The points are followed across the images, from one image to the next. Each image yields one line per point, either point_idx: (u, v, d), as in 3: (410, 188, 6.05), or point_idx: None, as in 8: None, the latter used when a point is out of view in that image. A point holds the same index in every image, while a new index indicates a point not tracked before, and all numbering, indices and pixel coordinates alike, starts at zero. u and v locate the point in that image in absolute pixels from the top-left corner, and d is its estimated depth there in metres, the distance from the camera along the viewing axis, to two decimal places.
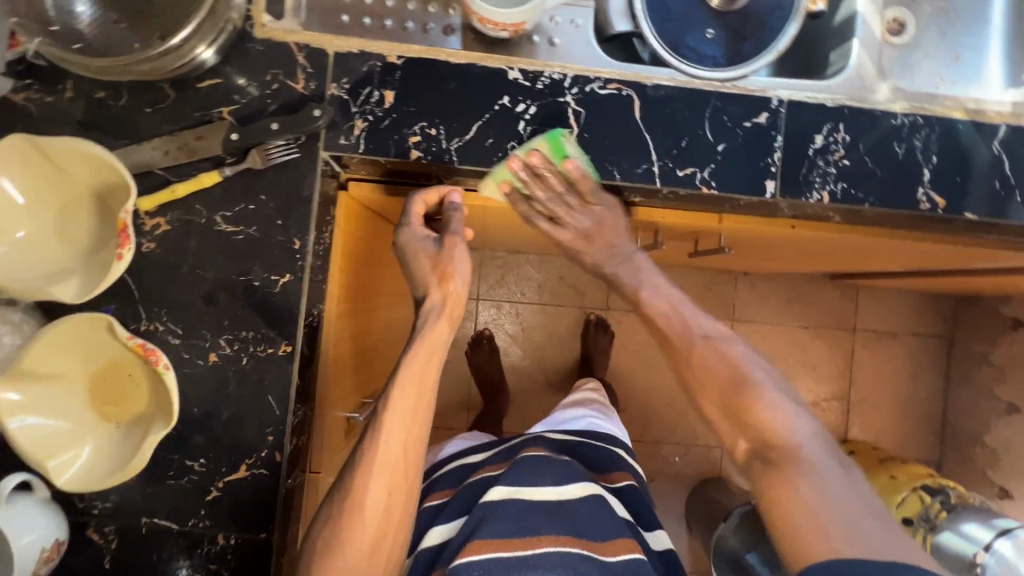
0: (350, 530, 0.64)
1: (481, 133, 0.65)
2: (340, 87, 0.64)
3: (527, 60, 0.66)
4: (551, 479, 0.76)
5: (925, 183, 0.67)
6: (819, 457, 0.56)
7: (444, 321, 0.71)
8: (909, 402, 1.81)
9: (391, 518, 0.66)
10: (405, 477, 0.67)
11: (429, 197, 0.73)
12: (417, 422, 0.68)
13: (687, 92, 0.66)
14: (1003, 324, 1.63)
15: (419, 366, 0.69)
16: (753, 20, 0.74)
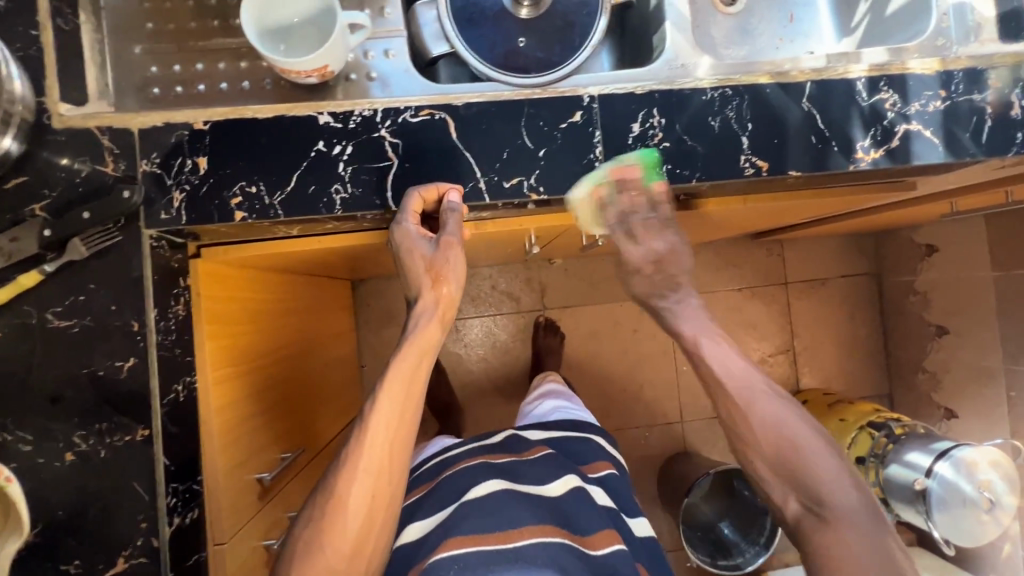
0: (331, 532, 0.61)
1: (303, 182, 0.65)
2: (151, 163, 0.64)
3: (336, 102, 0.66)
4: (532, 481, 0.83)
5: (745, 150, 0.70)
6: (856, 513, 0.62)
7: (438, 322, 0.68)
8: (852, 341, 1.86)
9: (373, 522, 0.63)
10: (391, 480, 0.64)
11: (427, 193, 0.66)
12: (406, 420, 0.65)
13: (498, 105, 0.67)
14: (918, 251, 1.69)
15: (409, 364, 0.67)
16: (563, 21, 0.76)
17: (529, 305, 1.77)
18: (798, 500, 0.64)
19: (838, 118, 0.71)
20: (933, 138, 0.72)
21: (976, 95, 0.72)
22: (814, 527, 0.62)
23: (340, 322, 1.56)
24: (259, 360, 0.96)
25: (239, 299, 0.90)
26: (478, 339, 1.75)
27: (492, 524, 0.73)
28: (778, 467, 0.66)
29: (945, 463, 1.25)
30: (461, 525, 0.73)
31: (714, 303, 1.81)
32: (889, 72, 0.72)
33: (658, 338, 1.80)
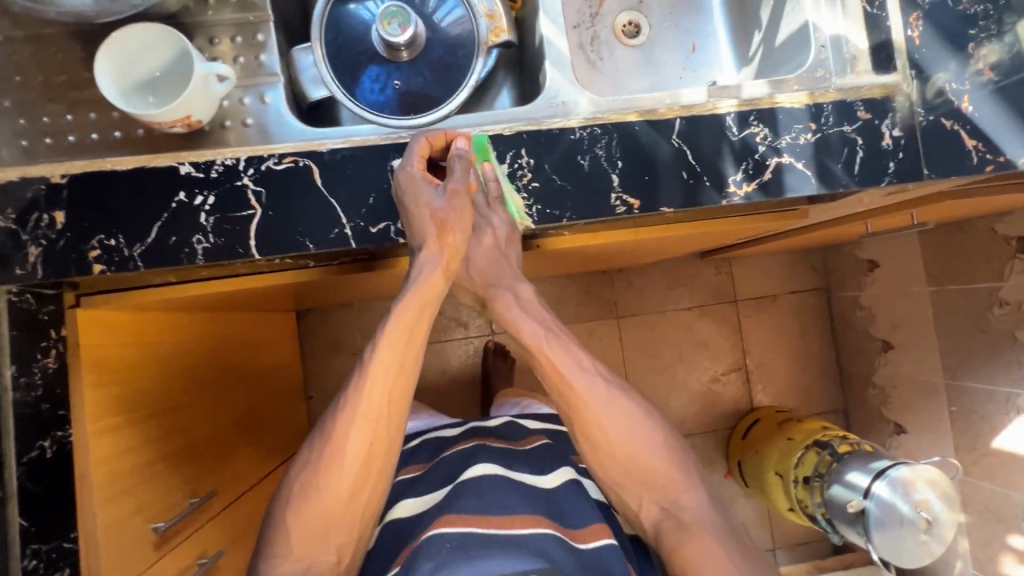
0: (328, 474, 0.71)
1: (163, 233, 0.65)
2: (6, 219, 0.64)
3: (197, 152, 0.66)
4: (531, 468, 0.94)
5: (616, 188, 0.70)
6: (694, 501, 0.75)
7: (438, 274, 0.71)
8: (805, 356, 1.86)
9: (369, 468, 0.72)
10: (387, 427, 0.72)
11: (434, 138, 0.69)
12: (406, 366, 0.72)
13: (364, 150, 0.67)
14: (862, 266, 1.69)
15: (410, 317, 0.71)
16: (443, 62, 0.78)
17: (478, 331, 1.76)
18: (652, 500, 0.76)
19: (709, 153, 0.71)
20: (806, 170, 0.72)
21: (847, 127, 0.73)
22: (674, 532, 0.73)
23: (282, 354, 1.54)
24: (172, 403, 0.95)
25: (152, 341, 0.90)
26: (427, 365, 1.74)
27: (489, 508, 0.81)
28: (631, 474, 0.76)
29: (883, 482, 1.25)
30: (458, 509, 0.80)
31: (664, 322, 1.81)
32: (760, 106, 0.72)
33: (609, 360, 1.79)
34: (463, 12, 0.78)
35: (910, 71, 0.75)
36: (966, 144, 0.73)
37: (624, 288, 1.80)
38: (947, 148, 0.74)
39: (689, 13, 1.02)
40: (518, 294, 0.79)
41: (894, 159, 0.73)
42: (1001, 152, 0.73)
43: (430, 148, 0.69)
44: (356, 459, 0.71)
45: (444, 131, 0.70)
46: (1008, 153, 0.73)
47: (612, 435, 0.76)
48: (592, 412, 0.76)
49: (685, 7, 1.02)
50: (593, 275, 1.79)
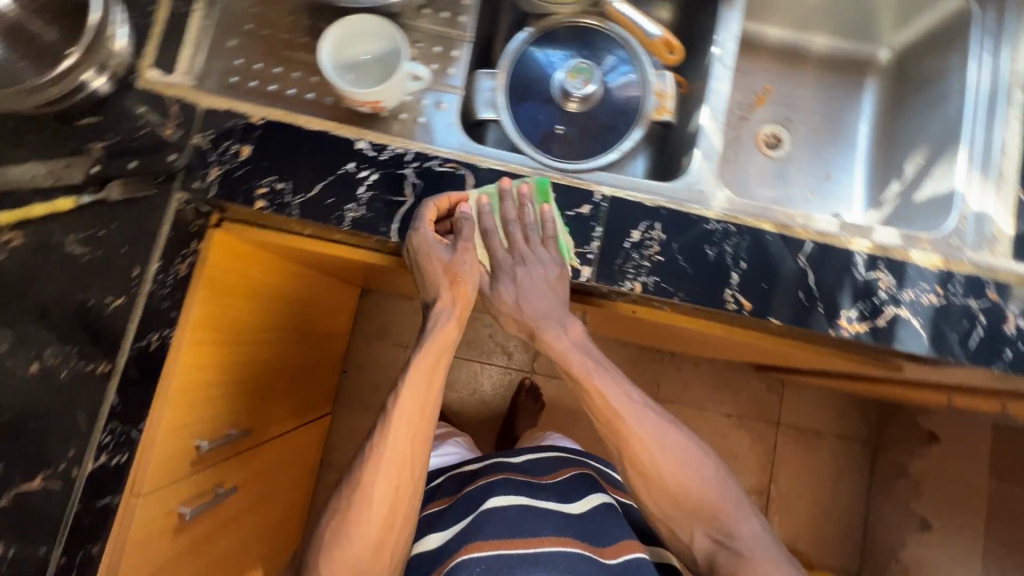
0: (355, 521, 0.73)
1: (323, 192, 0.71)
2: (203, 138, 0.72)
3: (377, 134, 0.74)
4: (557, 495, 0.94)
5: (732, 286, 0.72)
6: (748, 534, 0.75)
7: (452, 322, 0.75)
8: (831, 505, 1.77)
9: (396, 515, 0.74)
10: (412, 475, 0.75)
11: (440, 203, 0.72)
12: (425, 413, 0.75)
13: (515, 177, 0.74)
14: (919, 434, 1.62)
15: (428, 364, 0.76)
16: (603, 122, 0.84)
17: (518, 364, 1.78)
18: (704, 534, 0.76)
19: (831, 282, 0.73)
20: (920, 329, 0.72)
21: (972, 301, 0.74)
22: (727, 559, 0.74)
23: (336, 326, 1.59)
24: (249, 337, 1.01)
25: (239, 294, 0.93)
26: (459, 380, 1.77)
27: (512, 531, 0.85)
28: (679, 506, 0.76)
29: None
30: (481, 534, 0.85)
31: (699, 420, 1.78)
32: (890, 255, 0.74)
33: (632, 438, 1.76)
34: (635, 81, 0.84)
35: None
36: None
37: (670, 373, 1.79)
38: None
39: (833, 144, 1.05)
40: (568, 327, 0.75)
41: (1014, 346, 0.72)
42: None
43: (437, 211, 0.72)
44: (382, 506, 0.73)
45: (448, 194, 0.73)
46: None
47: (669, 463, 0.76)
48: (652, 451, 0.76)
49: (832, 137, 1.05)
50: (645, 350, 1.79)
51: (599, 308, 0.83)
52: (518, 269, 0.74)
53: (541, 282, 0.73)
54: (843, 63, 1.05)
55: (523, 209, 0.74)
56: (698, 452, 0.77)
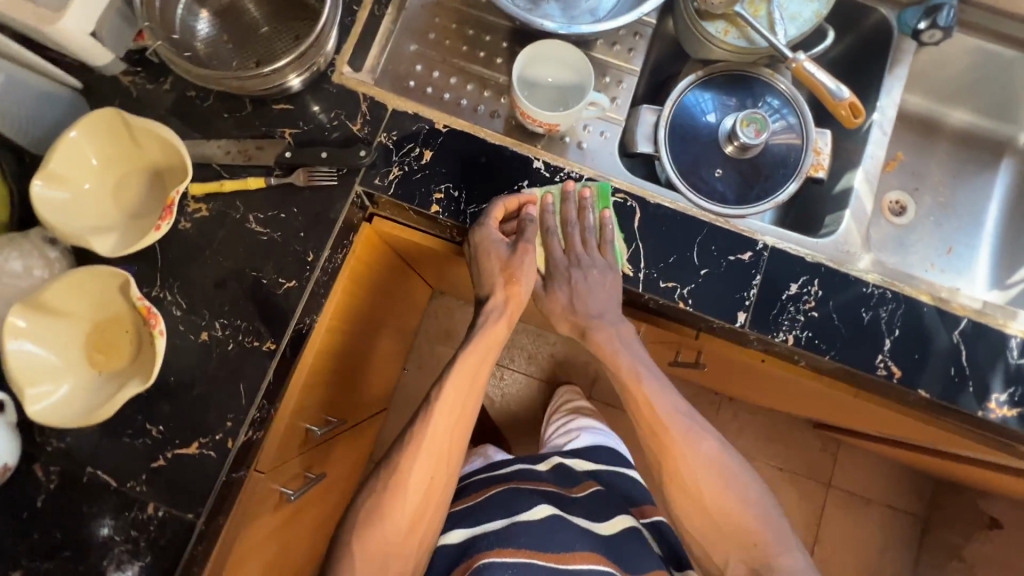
0: (391, 503, 0.69)
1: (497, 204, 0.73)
2: (388, 138, 0.74)
3: (552, 155, 0.76)
4: (587, 513, 0.82)
5: (884, 352, 0.73)
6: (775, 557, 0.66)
7: (503, 322, 0.75)
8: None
9: (430, 500, 0.70)
10: (447, 464, 0.72)
11: (509, 203, 0.72)
12: (466, 405, 0.74)
13: (683, 216, 0.74)
14: (977, 518, 1.54)
15: (475, 360, 0.74)
16: (760, 170, 0.84)
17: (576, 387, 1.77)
18: (739, 558, 0.68)
19: (983, 363, 0.73)
20: None
21: None
22: None
23: (409, 325, 1.59)
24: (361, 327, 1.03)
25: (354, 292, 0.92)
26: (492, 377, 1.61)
27: (545, 543, 0.74)
28: (719, 513, 0.69)
29: None
30: (514, 539, 0.74)
31: None
32: None
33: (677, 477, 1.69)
34: (787, 127, 0.86)
35: None
36: None
37: (726, 417, 1.78)
38: None
39: (958, 220, 1.05)
40: (621, 329, 0.75)
41: None
42: None
43: (503, 210, 0.72)
44: (415, 493, 0.70)
45: (517, 194, 0.73)
46: None
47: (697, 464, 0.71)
48: (692, 449, 0.71)
49: (957, 212, 1.05)
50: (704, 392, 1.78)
51: (723, 347, 0.82)
52: (574, 272, 0.74)
53: (601, 278, 0.73)
54: (979, 141, 1.05)
55: (582, 212, 0.74)
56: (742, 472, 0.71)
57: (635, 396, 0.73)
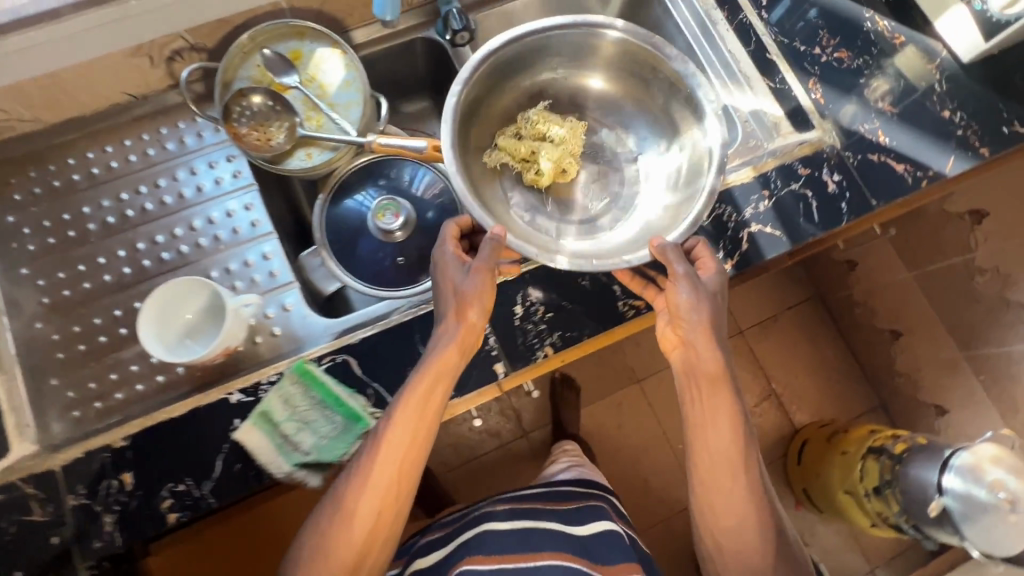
0: (333, 543, 0.62)
1: (228, 462, 0.67)
2: (79, 495, 0.66)
3: (243, 378, 0.71)
4: (565, 518, 0.86)
5: (620, 295, 0.77)
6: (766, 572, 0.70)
7: (453, 349, 0.65)
8: (842, 411, 1.71)
9: (375, 537, 0.63)
10: (398, 500, 0.63)
11: (461, 223, 0.74)
12: (413, 449, 0.64)
13: (391, 331, 0.74)
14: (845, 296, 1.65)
15: (420, 392, 0.64)
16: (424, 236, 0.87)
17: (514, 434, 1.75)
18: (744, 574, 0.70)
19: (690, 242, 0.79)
20: (775, 232, 0.81)
21: (794, 185, 0.83)
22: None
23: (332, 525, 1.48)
24: None
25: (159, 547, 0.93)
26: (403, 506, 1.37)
27: (520, 547, 0.78)
28: (716, 472, 0.70)
29: (951, 475, 1.08)
30: (486, 546, 0.78)
31: None
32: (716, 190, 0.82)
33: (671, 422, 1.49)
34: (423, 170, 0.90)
35: (827, 125, 0.86)
36: (898, 169, 0.84)
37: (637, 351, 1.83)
38: (882, 175, 0.84)
39: None
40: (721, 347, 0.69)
41: (844, 199, 0.83)
42: (928, 167, 0.84)
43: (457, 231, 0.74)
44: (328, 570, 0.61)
45: (460, 227, 0.74)
46: (935, 166, 0.85)
47: (730, 475, 0.70)
48: (733, 463, 0.70)
49: None
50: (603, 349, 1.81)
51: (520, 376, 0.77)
52: (699, 284, 0.69)
53: (711, 300, 0.69)
54: None
55: (288, 384, 0.69)
56: (743, 463, 0.70)
57: (694, 377, 0.70)
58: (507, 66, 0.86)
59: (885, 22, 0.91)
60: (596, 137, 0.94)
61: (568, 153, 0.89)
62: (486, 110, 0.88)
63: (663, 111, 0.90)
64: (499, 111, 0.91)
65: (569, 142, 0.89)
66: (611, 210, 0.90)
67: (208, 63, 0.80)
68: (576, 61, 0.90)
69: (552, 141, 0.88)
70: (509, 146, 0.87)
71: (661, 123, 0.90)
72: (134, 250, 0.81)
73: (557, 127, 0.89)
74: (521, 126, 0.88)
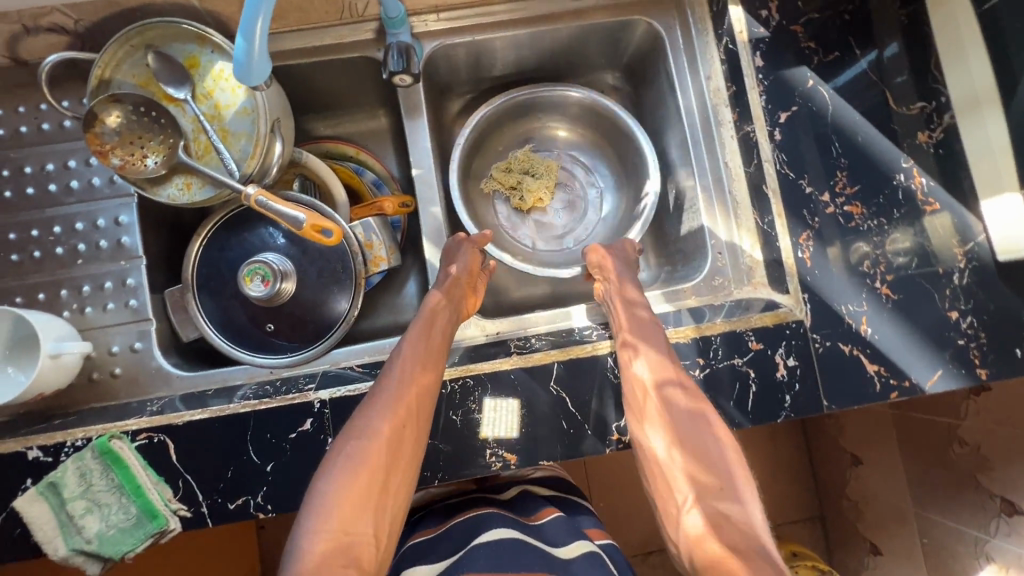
0: (358, 441, 0.54)
1: (8, 525, 0.61)
2: None
3: (49, 432, 0.64)
4: (542, 536, 0.71)
5: (490, 443, 0.66)
6: (727, 487, 0.53)
7: (441, 292, 0.70)
8: (777, 510, 1.30)
9: (397, 441, 0.55)
10: (414, 410, 0.58)
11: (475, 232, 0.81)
12: (429, 363, 0.62)
13: (222, 419, 0.65)
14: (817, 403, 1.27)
15: (426, 320, 0.67)
16: (307, 302, 0.76)
17: None
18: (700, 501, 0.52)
19: (589, 401, 0.67)
20: None
21: (736, 360, 0.69)
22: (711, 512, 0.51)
23: None
24: None
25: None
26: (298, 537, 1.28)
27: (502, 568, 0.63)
28: (669, 456, 0.57)
29: None
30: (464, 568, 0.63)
31: None
32: None
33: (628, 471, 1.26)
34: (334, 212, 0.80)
35: (803, 293, 0.71)
36: (868, 370, 0.69)
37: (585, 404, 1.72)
38: (847, 375, 0.69)
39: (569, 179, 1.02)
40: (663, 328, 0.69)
41: (790, 391, 0.69)
42: (905, 376, 0.69)
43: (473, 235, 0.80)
44: (343, 486, 0.51)
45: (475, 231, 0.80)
46: (914, 377, 0.69)
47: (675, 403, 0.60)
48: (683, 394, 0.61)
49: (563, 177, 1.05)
50: None
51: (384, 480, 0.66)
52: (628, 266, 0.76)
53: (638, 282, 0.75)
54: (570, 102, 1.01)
55: (88, 458, 0.63)
56: (703, 418, 0.58)
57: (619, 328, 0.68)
58: (500, 117, 0.93)
59: (923, 179, 0.73)
60: (569, 173, 0.98)
61: (545, 184, 0.95)
62: (483, 150, 0.95)
63: (626, 165, 0.95)
64: (500, 145, 0.97)
65: (546, 174, 0.95)
66: (575, 234, 0.96)
67: (71, 53, 0.65)
68: (552, 108, 0.94)
69: (535, 175, 0.94)
70: (501, 178, 0.94)
71: (619, 167, 0.96)
72: None
73: (537, 162, 0.95)
74: (511, 162, 0.95)
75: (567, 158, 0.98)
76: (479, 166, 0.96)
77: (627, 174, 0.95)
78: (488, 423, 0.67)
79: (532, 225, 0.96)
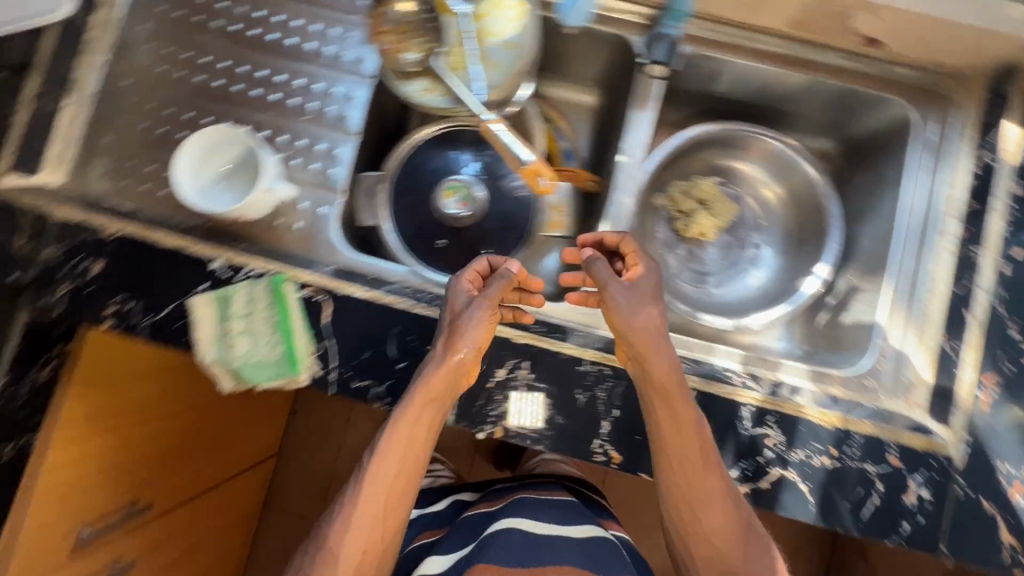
0: (344, 522, 0.61)
1: (173, 314, 0.68)
2: (56, 251, 0.69)
3: (238, 253, 0.70)
4: (556, 518, 0.77)
5: (602, 435, 0.67)
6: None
7: (443, 349, 0.63)
8: None
9: (381, 518, 0.61)
10: (400, 490, 0.62)
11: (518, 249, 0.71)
12: (410, 450, 0.62)
13: (379, 307, 0.69)
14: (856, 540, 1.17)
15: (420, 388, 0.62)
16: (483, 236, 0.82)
17: None
18: None
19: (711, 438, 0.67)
20: (807, 495, 0.66)
21: (870, 466, 0.67)
22: None
23: None
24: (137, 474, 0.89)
25: (84, 338, 0.73)
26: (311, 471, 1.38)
27: (518, 557, 0.69)
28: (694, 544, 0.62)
29: None
30: (484, 553, 0.69)
31: None
32: (782, 409, 0.68)
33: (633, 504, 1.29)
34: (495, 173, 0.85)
35: (965, 433, 0.68)
36: (1002, 537, 0.65)
37: None
38: (978, 534, 0.65)
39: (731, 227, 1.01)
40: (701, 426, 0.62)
41: (911, 520, 0.65)
42: None
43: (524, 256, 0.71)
44: (337, 561, 0.61)
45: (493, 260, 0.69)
46: None
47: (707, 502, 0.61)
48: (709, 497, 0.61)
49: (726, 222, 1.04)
50: None
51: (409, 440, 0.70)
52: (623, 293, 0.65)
53: (645, 306, 0.64)
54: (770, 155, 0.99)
55: (260, 288, 0.68)
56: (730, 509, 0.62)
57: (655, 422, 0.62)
58: (711, 142, 0.91)
59: None
60: (742, 221, 0.96)
61: (713, 221, 0.95)
62: (676, 165, 0.94)
63: (801, 235, 0.92)
64: (691, 167, 0.96)
65: (719, 214, 0.95)
66: (721, 279, 0.95)
67: None
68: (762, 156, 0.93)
69: (710, 211, 0.95)
70: (676, 199, 0.95)
71: (791, 234, 0.94)
72: (237, 69, 0.79)
73: (718, 200, 0.95)
74: (693, 188, 0.95)
75: (747, 207, 0.96)
76: (663, 177, 0.95)
77: (796, 243, 0.93)
78: (511, 413, 0.67)
79: (683, 253, 0.95)
